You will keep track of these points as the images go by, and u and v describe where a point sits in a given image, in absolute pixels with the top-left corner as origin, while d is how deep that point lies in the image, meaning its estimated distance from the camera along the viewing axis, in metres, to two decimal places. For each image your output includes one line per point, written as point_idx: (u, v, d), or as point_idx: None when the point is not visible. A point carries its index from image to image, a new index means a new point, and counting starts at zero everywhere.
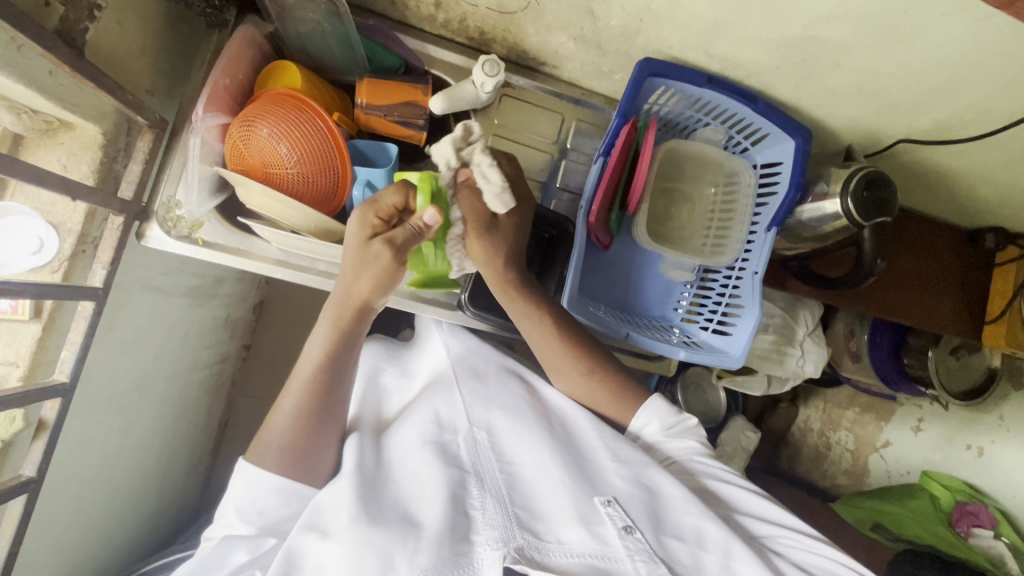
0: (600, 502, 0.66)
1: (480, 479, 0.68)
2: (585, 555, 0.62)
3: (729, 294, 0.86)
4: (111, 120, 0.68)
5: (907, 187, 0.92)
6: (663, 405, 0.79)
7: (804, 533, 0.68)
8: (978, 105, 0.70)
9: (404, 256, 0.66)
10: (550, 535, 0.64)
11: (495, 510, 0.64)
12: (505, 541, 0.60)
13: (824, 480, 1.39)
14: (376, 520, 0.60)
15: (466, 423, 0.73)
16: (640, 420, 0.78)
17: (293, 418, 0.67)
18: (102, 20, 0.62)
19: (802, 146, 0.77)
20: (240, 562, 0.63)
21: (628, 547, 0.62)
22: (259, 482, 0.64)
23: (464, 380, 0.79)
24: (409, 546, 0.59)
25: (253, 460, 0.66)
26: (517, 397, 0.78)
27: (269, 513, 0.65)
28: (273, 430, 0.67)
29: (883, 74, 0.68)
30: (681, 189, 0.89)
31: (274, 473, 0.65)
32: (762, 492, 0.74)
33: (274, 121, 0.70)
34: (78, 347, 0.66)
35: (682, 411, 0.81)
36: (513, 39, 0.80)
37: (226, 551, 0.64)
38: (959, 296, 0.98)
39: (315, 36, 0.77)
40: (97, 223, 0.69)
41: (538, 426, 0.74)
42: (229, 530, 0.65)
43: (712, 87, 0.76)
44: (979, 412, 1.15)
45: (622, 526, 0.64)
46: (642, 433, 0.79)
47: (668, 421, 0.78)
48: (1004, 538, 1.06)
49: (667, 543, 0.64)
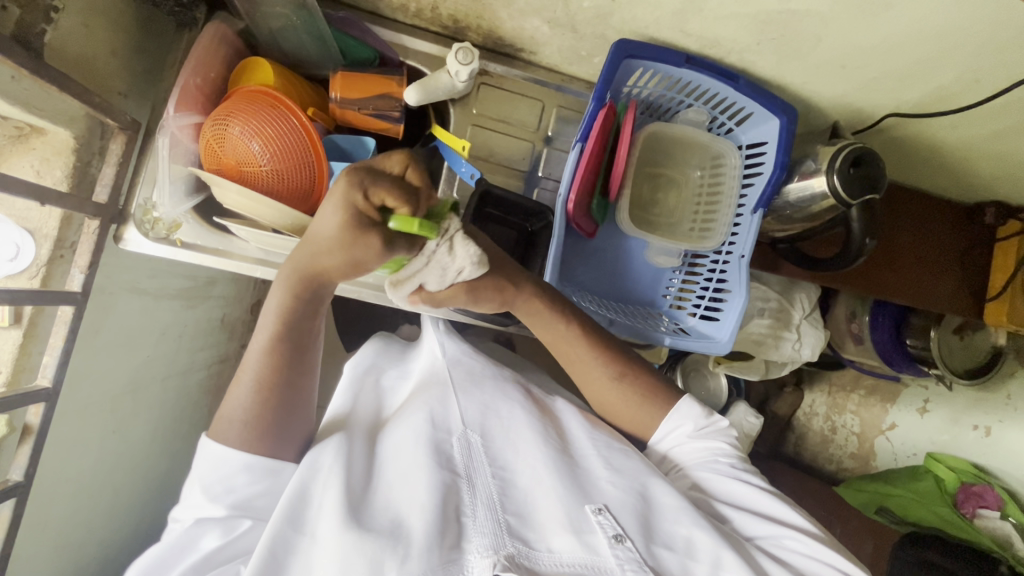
0: (591, 510, 0.67)
1: (472, 483, 0.68)
2: (575, 565, 0.63)
3: (717, 279, 0.84)
4: (83, 124, 0.67)
5: (901, 164, 0.90)
6: (695, 406, 0.77)
7: (810, 536, 0.66)
8: (967, 75, 0.67)
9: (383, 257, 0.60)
10: (541, 543, 0.64)
11: (486, 518, 0.64)
12: (495, 548, 0.61)
13: (831, 465, 1.37)
14: (366, 527, 0.61)
15: (460, 426, 0.73)
16: (670, 425, 0.77)
17: (254, 393, 0.64)
18: (61, 22, 0.61)
19: (785, 124, 0.75)
20: (211, 547, 0.62)
21: (618, 557, 0.63)
22: (224, 460, 0.63)
23: (460, 384, 0.78)
24: (399, 553, 0.59)
25: (216, 437, 0.64)
26: (513, 402, 0.78)
27: (237, 490, 0.63)
28: (233, 406, 0.64)
29: (867, 46, 0.66)
30: (667, 174, 0.87)
31: (237, 451, 0.63)
32: (777, 492, 0.72)
33: (246, 119, 0.69)
34: (59, 351, 0.67)
35: (713, 412, 0.78)
36: (487, 25, 0.78)
37: (199, 533, 0.62)
38: (960, 272, 0.95)
39: (287, 31, 0.76)
40: (74, 228, 0.69)
41: (536, 432, 0.74)
42: (199, 512, 0.63)
43: (691, 67, 0.74)
44: (985, 391, 1.12)
45: (612, 535, 0.64)
46: (663, 443, 0.78)
47: (699, 423, 0.77)
48: (1010, 518, 1.03)
49: (657, 552, 0.65)
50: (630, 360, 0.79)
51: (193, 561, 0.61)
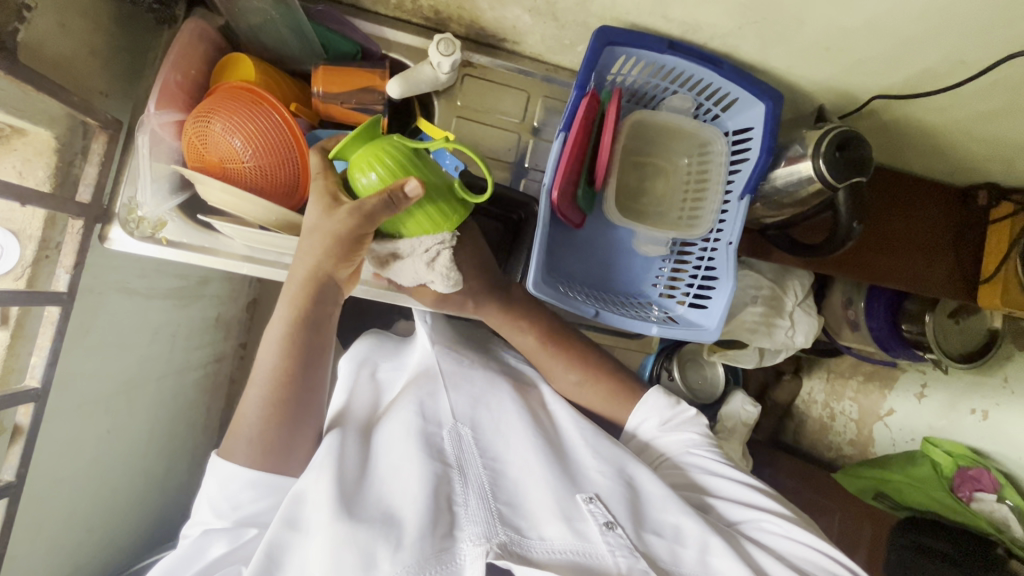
0: (582, 499, 0.68)
1: (464, 473, 0.68)
2: (567, 551, 0.63)
3: (705, 266, 0.84)
4: (64, 124, 0.67)
5: (891, 147, 0.89)
6: (662, 398, 0.82)
7: (782, 517, 0.70)
8: (952, 55, 0.66)
9: (366, 224, 0.61)
10: (533, 531, 0.64)
11: (478, 507, 0.65)
12: (488, 536, 0.61)
13: (829, 452, 1.37)
14: (360, 517, 0.60)
15: (450, 418, 0.73)
16: (638, 416, 0.82)
17: (261, 409, 0.64)
18: (35, 21, 0.61)
19: (770, 109, 0.75)
20: (219, 554, 0.63)
21: (609, 543, 0.63)
22: (231, 477, 0.62)
23: (449, 376, 0.78)
24: (392, 542, 0.59)
25: (225, 456, 0.64)
26: (503, 394, 0.79)
27: (244, 508, 0.64)
28: (243, 423, 0.64)
29: (849, 28, 0.65)
30: (654, 162, 0.86)
31: (247, 468, 0.63)
32: (747, 479, 0.76)
33: (228, 115, 0.69)
34: (47, 352, 0.67)
35: (680, 403, 0.83)
36: (469, 15, 0.77)
37: (205, 544, 0.63)
38: (953, 256, 0.95)
39: (266, 26, 0.75)
40: (59, 228, 0.69)
41: (525, 422, 0.75)
42: (207, 525, 0.65)
43: (673, 53, 0.73)
44: (983, 374, 1.11)
45: (604, 521, 0.65)
46: (640, 430, 0.82)
47: (667, 417, 0.81)
48: (1008, 501, 1.01)
49: (647, 538, 0.65)
50: (600, 364, 0.85)
51: (199, 569, 0.63)
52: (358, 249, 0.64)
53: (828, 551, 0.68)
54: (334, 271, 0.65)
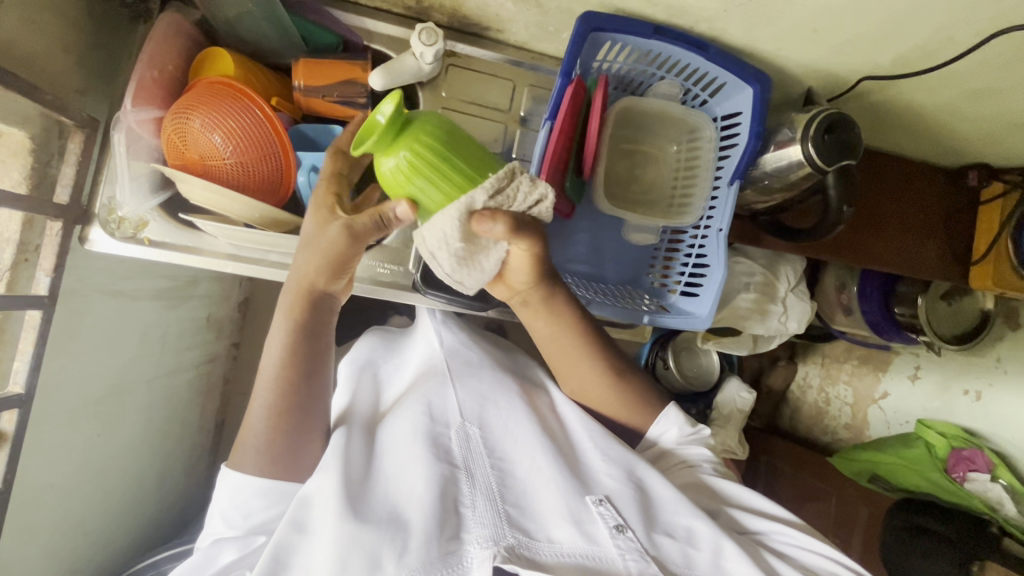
0: (592, 501, 0.67)
1: (471, 475, 0.67)
2: (576, 555, 0.62)
3: (697, 253, 0.83)
4: (39, 124, 0.66)
5: (881, 129, 0.88)
6: (681, 415, 0.79)
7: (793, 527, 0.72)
8: (940, 33, 0.65)
9: (359, 242, 0.64)
10: (542, 533, 0.63)
11: (486, 509, 0.63)
12: (495, 540, 0.60)
13: (825, 436, 1.37)
14: (365, 518, 0.60)
15: (457, 417, 0.72)
16: (658, 428, 0.79)
17: (267, 417, 0.64)
18: (4, 19, 0.60)
19: (758, 93, 0.74)
20: (229, 562, 0.63)
21: (619, 546, 0.63)
22: (242, 487, 0.63)
23: (457, 374, 0.78)
24: (397, 545, 0.58)
25: (234, 465, 0.65)
26: (512, 394, 0.78)
27: (255, 517, 0.64)
28: (250, 433, 0.65)
29: (836, 8, 0.64)
30: (643, 150, 0.85)
31: (256, 477, 0.63)
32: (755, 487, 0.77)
33: (207, 111, 0.67)
34: (30, 356, 0.67)
35: (698, 422, 0.81)
36: (451, 4, 0.76)
37: (215, 552, 0.63)
38: (943, 237, 0.95)
39: (244, 19, 0.74)
40: (37, 231, 0.68)
41: (534, 420, 0.75)
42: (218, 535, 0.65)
43: (659, 37, 0.72)
44: (974, 356, 1.10)
45: (613, 525, 0.65)
46: (662, 439, 0.79)
47: (685, 430, 0.79)
48: (1001, 481, 0.97)
49: (658, 541, 0.65)
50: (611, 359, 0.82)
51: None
52: (349, 264, 0.66)
53: (836, 555, 0.69)
54: (328, 285, 0.67)
